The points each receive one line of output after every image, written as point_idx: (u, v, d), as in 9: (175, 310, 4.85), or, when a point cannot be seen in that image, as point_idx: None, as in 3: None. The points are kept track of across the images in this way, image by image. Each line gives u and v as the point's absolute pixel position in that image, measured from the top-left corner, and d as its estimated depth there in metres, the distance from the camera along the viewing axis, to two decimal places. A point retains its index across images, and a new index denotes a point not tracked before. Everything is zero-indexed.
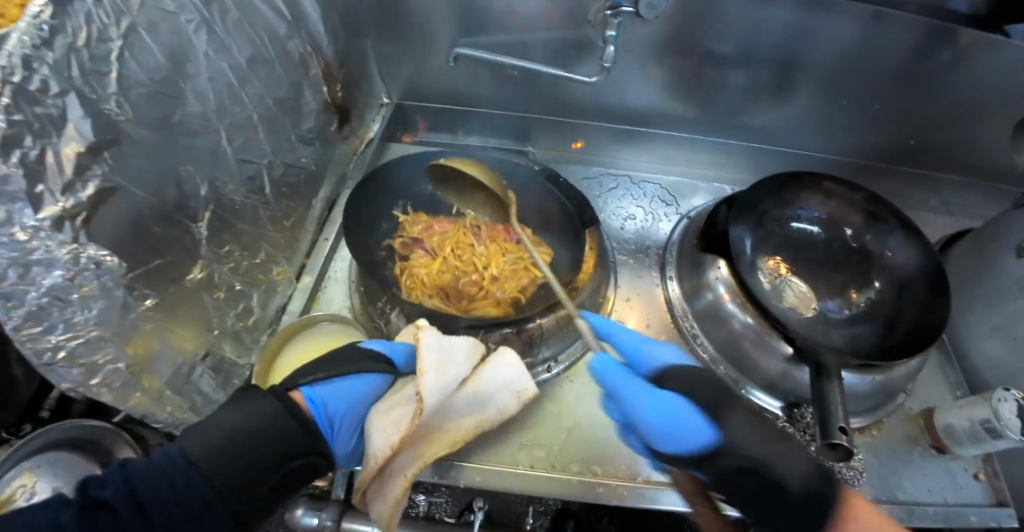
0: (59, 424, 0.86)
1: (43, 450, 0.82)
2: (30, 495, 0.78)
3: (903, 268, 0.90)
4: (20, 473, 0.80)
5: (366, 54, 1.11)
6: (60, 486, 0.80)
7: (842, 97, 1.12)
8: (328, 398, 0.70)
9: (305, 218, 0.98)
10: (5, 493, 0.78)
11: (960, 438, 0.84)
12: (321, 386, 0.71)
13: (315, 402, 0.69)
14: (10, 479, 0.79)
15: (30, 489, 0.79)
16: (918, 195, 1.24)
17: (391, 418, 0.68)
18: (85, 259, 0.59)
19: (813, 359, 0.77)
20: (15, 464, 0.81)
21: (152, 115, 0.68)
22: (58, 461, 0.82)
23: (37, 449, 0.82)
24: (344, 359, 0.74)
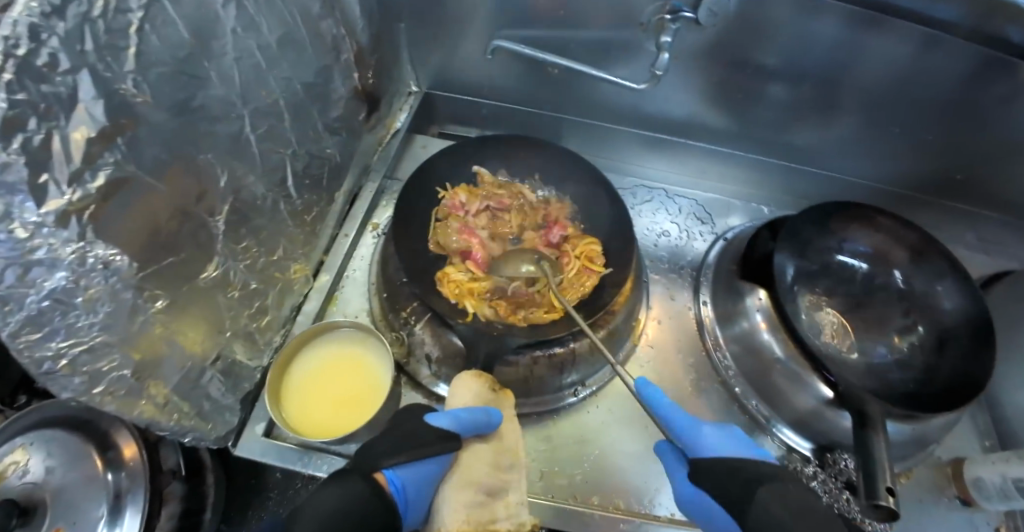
0: (54, 402, 0.90)
1: (37, 427, 0.88)
2: (22, 473, 0.85)
3: (949, 315, 0.87)
4: (13, 450, 0.86)
5: (399, 38, 1.04)
6: (53, 465, 0.87)
7: (894, 124, 1.05)
8: (409, 481, 0.62)
9: (326, 212, 0.92)
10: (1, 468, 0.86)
11: (989, 492, 0.81)
12: (404, 467, 0.62)
13: (398, 487, 0.61)
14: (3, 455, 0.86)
15: (22, 467, 0.86)
16: (954, 229, 1.19)
17: (469, 504, 0.64)
18: (92, 260, 0.54)
19: (857, 408, 0.76)
20: (9, 440, 0.87)
21: (172, 97, 0.61)
22: (52, 440, 0.88)
23: (32, 426, 0.88)
24: (416, 431, 0.64)
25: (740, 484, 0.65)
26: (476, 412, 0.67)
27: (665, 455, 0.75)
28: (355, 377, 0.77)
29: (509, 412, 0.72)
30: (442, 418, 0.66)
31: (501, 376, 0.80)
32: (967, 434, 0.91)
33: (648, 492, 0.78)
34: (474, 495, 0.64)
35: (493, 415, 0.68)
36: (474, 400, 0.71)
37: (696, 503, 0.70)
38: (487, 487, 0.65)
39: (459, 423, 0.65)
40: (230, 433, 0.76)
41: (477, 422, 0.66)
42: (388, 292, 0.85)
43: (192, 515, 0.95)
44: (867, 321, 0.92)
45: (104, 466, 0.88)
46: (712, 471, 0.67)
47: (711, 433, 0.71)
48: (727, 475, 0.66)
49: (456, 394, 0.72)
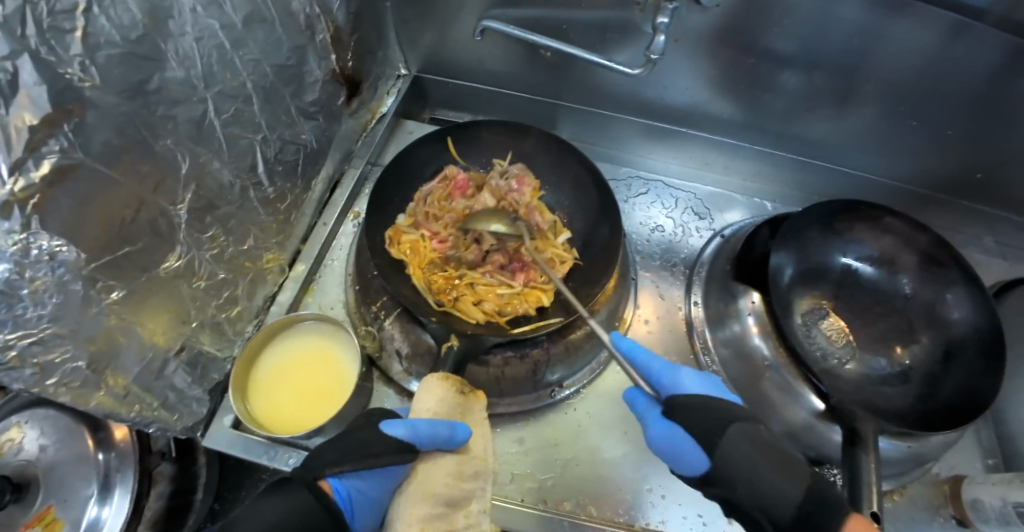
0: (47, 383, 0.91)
1: (32, 406, 0.89)
2: (17, 450, 0.86)
3: (956, 327, 0.81)
4: (8, 427, 0.87)
5: (384, 17, 0.99)
6: (46, 443, 0.88)
7: (912, 117, 0.98)
8: (357, 490, 0.62)
9: (303, 200, 0.89)
10: None
11: (987, 515, 0.76)
12: (350, 477, 0.62)
13: (343, 495, 0.61)
14: None
15: (17, 444, 0.86)
16: (973, 232, 1.11)
17: (425, 516, 0.63)
18: (37, 251, 0.53)
19: (847, 423, 0.71)
20: (4, 417, 0.87)
21: (124, 81, 0.58)
22: (46, 418, 0.89)
23: (28, 405, 0.89)
24: (369, 438, 0.63)
25: (716, 426, 0.63)
26: (437, 424, 0.64)
27: (636, 404, 0.72)
28: (322, 371, 0.76)
29: (477, 416, 0.70)
30: (398, 427, 0.63)
31: (473, 376, 0.78)
32: (967, 451, 0.85)
33: (620, 501, 0.75)
34: (432, 507, 0.63)
35: (456, 431, 0.65)
36: (440, 406, 0.68)
37: (669, 440, 0.66)
38: (446, 499, 0.64)
39: (415, 434, 0.63)
40: (198, 423, 0.75)
41: (436, 436, 0.64)
42: (360, 284, 0.83)
43: (183, 495, 0.95)
44: (870, 328, 0.86)
45: (95, 446, 0.89)
46: (699, 409, 0.65)
47: (689, 377, 0.71)
48: (699, 406, 0.65)
49: (421, 398, 0.69)
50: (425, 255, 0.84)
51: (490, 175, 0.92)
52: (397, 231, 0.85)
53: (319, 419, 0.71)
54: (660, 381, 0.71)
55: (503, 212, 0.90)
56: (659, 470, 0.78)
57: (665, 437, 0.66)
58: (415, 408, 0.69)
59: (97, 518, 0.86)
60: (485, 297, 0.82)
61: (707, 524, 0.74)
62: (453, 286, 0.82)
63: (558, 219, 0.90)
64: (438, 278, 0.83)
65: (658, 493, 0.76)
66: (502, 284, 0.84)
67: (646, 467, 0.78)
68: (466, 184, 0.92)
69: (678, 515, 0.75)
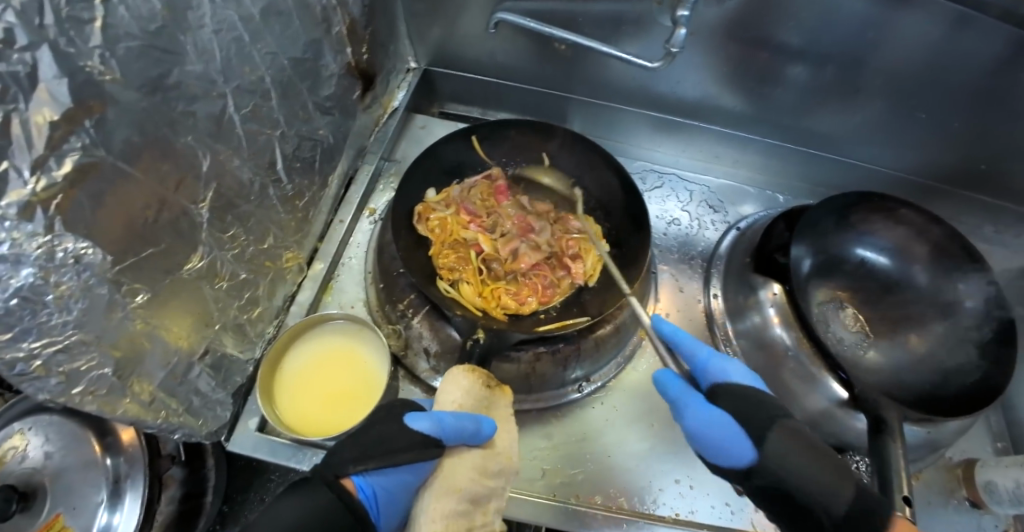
0: None
1: (36, 412, 0.86)
2: (21, 458, 0.82)
3: (968, 315, 0.83)
4: (11, 435, 0.83)
5: (396, 8, 0.97)
6: (51, 449, 0.85)
7: (920, 110, 0.99)
8: (381, 488, 0.59)
9: (319, 197, 0.87)
10: None
11: (1000, 497, 0.78)
12: (374, 475, 0.59)
13: (368, 494, 0.59)
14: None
15: (21, 452, 0.83)
16: (975, 222, 1.14)
17: (450, 513, 0.61)
18: (61, 254, 0.51)
19: (873, 412, 0.72)
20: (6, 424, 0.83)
21: (143, 76, 0.56)
22: (51, 424, 0.86)
23: (29, 411, 0.85)
24: (389, 434, 0.60)
25: (767, 419, 0.64)
26: (463, 419, 0.63)
27: (671, 387, 0.70)
28: (348, 370, 0.74)
29: (500, 411, 0.69)
30: (423, 421, 0.61)
31: (500, 371, 0.78)
32: (977, 435, 0.88)
33: (650, 493, 0.76)
34: (457, 503, 0.61)
35: (483, 424, 0.63)
36: (465, 398, 0.67)
37: (710, 425, 0.65)
38: (470, 494, 0.62)
39: (442, 428, 0.61)
40: (222, 427, 0.73)
41: (462, 430, 0.62)
42: (383, 282, 0.81)
43: (194, 498, 0.93)
44: (884, 318, 0.88)
45: (103, 451, 0.86)
46: (744, 400, 0.67)
47: (737, 369, 0.71)
48: (755, 403, 0.67)
49: (446, 390, 0.67)
50: (451, 235, 0.85)
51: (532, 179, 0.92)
52: (426, 207, 0.85)
53: (352, 420, 0.69)
54: (706, 368, 0.72)
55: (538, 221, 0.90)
56: (685, 461, 0.79)
57: (707, 423, 0.65)
58: (439, 400, 0.67)
59: (108, 523, 0.83)
60: (502, 297, 0.81)
61: (735, 513, 0.75)
62: (469, 279, 0.83)
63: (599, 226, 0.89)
64: (460, 269, 0.84)
65: (685, 484, 0.77)
66: (519, 288, 0.84)
67: (673, 456, 0.79)
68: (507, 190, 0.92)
69: (706, 505, 0.75)
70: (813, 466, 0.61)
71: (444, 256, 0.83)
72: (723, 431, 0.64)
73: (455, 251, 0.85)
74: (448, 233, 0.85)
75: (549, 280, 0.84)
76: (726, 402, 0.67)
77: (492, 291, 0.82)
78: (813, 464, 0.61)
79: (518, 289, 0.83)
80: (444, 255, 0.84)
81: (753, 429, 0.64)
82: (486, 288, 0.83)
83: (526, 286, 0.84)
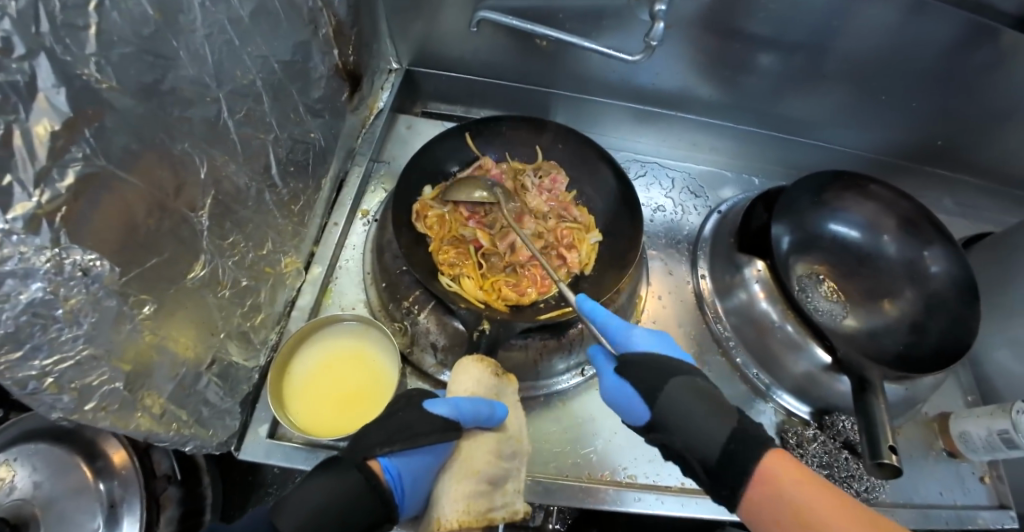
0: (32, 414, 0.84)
1: (21, 441, 0.82)
2: (9, 490, 0.80)
3: (937, 279, 0.90)
4: None
5: (377, 9, 0.97)
6: (40, 479, 0.82)
7: (882, 93, 1.06)
8: (405, 470, 0.57)
9: (314, 200, 0.86)
10: None
11: (976, 445, 0.85)
12: (400, 457, 0.57)
13: (393, 476, 0.57)
14: None
15: (8, 484, 0.80)
16: (933, 195, 1.23)
17: (470, 493, 0.58)
18: (69, 267, 0.50)
19: (857, 373, 0.77)
20: None
21: (140, 82, 0.55)
22: (38, 453, 0.83)
23: (14, 440, 0.82)
24: (413, 419, 0.58)
25: (657, 383, 0.64)
26: (479, 403, 0.61)
27: (598, 360, 0.73)
28: (359, 369, 0.74)
29: (511, 398, 0.67)
30: (442, 406, 0.59)
31: (508, 359, 0.79)
32: (951, 391, 0.95)
33: (660, 466, 0.79)
34: (476, 484, 0.58)
35: (497, 408, 0.61)
36: (478, 387, 0.65)
37: (620, 393, 0.68)
38: (490, 476, 0.59)
39: (459, 412, 0.59)
40: (232, 436, 0.72)
41: (479, 414, 0.60)
42: (385, 281, 0.81)
43: (193, 517, 0.88)
44: (861, 288, 0.94)
45: (94, 476, 0.83)
46: (637, 366, 0.66)
47: (641, 337, 0.70)
48: (643, 365, 0.66)
49: (460, 380, 0.66)
50: (450, 230, 0.86)
51: (525, 170, 0.94)
52: (424, 205, 0.86)
53: (366, 419, 0.70)
54: (614, 338, 0.71)
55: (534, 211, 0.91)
56: None
57: (617, 391, 0.68)
58: (453, 390, 0.65)
59: None
60: (503, 288, 0.83)
61: None
62: (472, 273, 0.84)
63: (592, 215, 0.92)
64: (461, 263, 0.85)
65: None
66: (519, 278, 0.85)
67: None
68: (502, 178, 0.92)
69: None
70: (702, 424, 0.60)
71: (444, 252, 0.85)
72: (626, 398, 0.67)
73: (455, 247, 0.86)
74: (447, 229, 0.86)
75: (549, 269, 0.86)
76: (625, 369, 0.67)
77: (493, 283, 0.84)
78: (705, 419, 0.61)
79: (518, 281, 0.85)
80: (444, 251, 0.85)
81: (647, 394, 0.64)
82: (488, 281, 0.84)
83: (526, 277, 0.85)
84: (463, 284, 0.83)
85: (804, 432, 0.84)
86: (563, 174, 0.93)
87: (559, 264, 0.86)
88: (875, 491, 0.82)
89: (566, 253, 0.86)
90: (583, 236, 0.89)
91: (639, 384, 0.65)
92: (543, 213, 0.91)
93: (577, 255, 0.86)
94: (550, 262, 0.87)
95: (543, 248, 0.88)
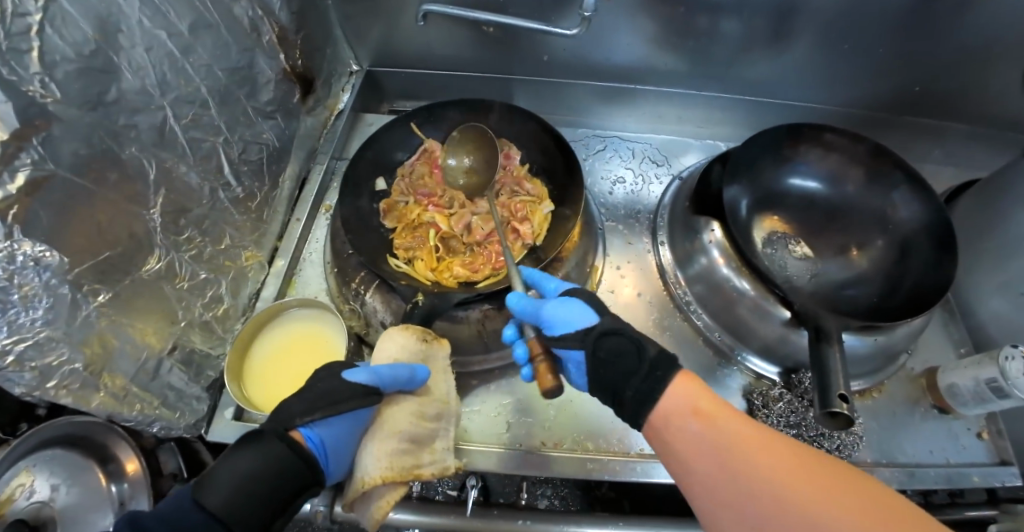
0: (51, 422, 0.82)
1: (38, 449, 0.81)
2: (29, 494, 0.79)
3: (907, 225, 0.86)
4: (17, 473, 0.79)
5: (328, 16, 1.02)
6: (58, 483, 0.82)
7: (844, 42, 1.01)
8: (329, 437, 0.61)
9: (273, 198, 0.92)
10: (4, 492, 0.78)
11: (965, 397, 0.80)
12: (322, 425, 0.61)
13: (316, 443, 0.61)
14: (6, 479, 0.78)
15: (29, 488, 0.79)
16: (922, 147, 1.17)
17: (393, 452, 0.63)
18: (22, 258, 0.56)
19: (813, 324, 0.74)
20: (11, 464, 0.78)
21: (83, 94, 0.61)
22: (54, 458, 0.83)
23: (31, 449, 0.80)
24: (333, 388, 0.62)
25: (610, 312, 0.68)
26: (398, 367, 0.66)
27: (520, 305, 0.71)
28: (314, 349, 0.78)
29: (442, 363, 0.71)
30: (361, 373, 0.64)
31: (453, 332, 0.81)
32: (941, 345, 0.90)
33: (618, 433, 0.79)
34: (398, 443, 0.63)
35: (417, 371, 0.67)
36: (402, 353, 0.69)
37: (564, 316, 0.67)
38: (411, 435, 0.65)
39: (379, 378, 0.64)
40: (201, 419, 0.77)
41: (398, 377, 0.65)
42: (338, 266, 0.85)
43: None
44: (827, 241, 0.90)
45: (107, 479, 0.86)
46: (595, 299, 0.70)
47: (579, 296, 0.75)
48: (600, 300, 0.70)
49: (382, 347, 0.70)
50: (409, 219, 0.90)
51: (476, 150, 0.95)
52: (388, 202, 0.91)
53: None
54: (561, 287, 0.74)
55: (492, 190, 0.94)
56: None
57: (563, 318, 0.67)
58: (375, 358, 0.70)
59: None
60: (457, 266, 0.86)
61: None
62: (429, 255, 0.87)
63: (545, 187, 0.92)
64: (418, 247, 0.88)
65: None
66: (475, 255, 0.87)
67: None
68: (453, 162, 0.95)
69: None
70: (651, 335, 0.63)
71: (402, 238, 0.88)
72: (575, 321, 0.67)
73: (414, 233, 0.89)
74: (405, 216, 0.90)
75: (503, 245, 0.87)
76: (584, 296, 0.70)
77: (449, 263, 0.87)
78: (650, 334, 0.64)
79: (474, 259, 0.87)
80: (401, 237, 0.89)
81: (600, 312, 0.67)
82: (445, 261, 0.87)
83: (483, 254, 0.87)
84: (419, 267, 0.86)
85: (770, 392, 0.81)
86: (516, 149, 0.94)
87: (512, 238, 0.88)
88: (848, 448, 0.78)
89: (518, 226, 0.88)
90: (536, 208, 0.90)
91: (595, 309, 0.68)
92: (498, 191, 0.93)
93: (529, 227, 0.87)
94: (504, 237, 0.88)
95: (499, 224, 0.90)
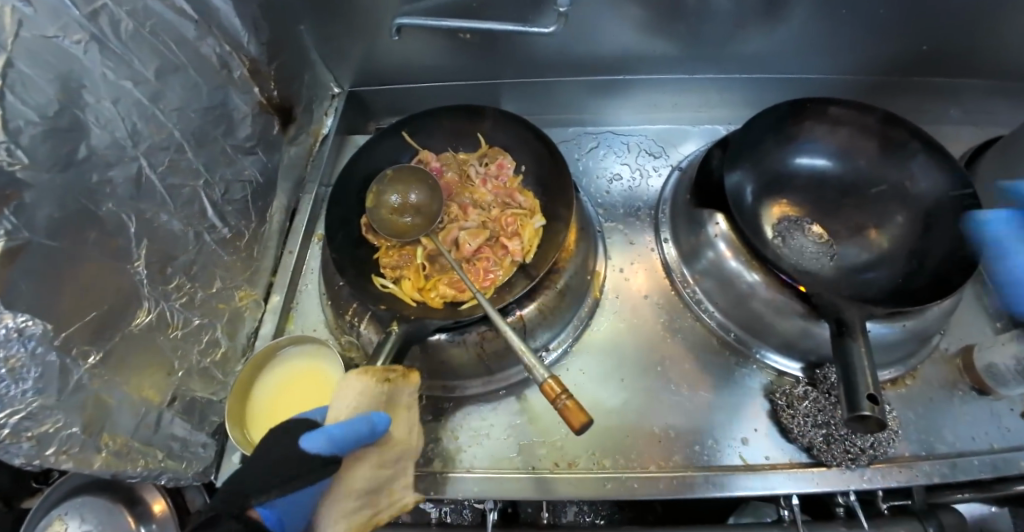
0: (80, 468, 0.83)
1: (68, 496, 0.82)
2: None
3: (927, 197, 0.81)
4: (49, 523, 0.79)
5: (302, 41, 1.00)
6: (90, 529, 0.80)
7: (843, 7, 0.94)
8: (284, 511, 0.62)
9: (262, 235, 0.91)
10: None
11: (1005, 377, 0.75)
12: (275, 503, 0.61)
13: (273, 518, 0.62)
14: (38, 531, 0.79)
15: None
16: (938, 108, 1.11)
17: (350, 513, 0.63)
18: (4, 330, 0.54)
19: (834, 316, 0.70)
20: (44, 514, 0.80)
21: (52, 155, 0.59)
22: (84, 504, 0.82)
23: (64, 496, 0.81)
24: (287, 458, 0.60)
25: None
26: (356, 424, 0.61)
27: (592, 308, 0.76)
28: (315, 387, 0.77)
29: (404, 401, 0.67)
30: (316, 439, 0.60)
31: (452, 356, 0.78)
32: (974, 320, 0.85)
33: (635, 446, 0.76)
34: (354, 503, 0.63)
35: (377, 423, 0.62)
36: (359, 401, 0.64)
37: None
38: (366, 492, 0.64)
39: (334, 442, 0.60)
40: (210, 466, 0.77)
41: (356, 435, 0.61)
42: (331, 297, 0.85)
43: None
44: (843, 220, 0.85)
45: (137, 522, 0.82)
46: None
47: None
48: None
49: (341, 394, 0.65)
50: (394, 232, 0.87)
51: (469, 160, 0.93)
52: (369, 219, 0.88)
53: None
54: None
55: (482, 202, 0.91)
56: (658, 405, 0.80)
57: None
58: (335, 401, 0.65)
59: None
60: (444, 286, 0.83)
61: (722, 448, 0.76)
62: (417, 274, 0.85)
63: (536, 199, 0.89)
64: (406, 266, 0.85)
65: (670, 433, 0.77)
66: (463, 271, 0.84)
67: (654, 411, 0.79)
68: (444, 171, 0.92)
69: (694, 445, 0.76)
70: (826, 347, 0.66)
71: (388, 256, 0.86)
72: None
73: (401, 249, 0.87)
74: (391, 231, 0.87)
75: (491, 262, 0.84)
76: None
77: (437, 281, 0.84)
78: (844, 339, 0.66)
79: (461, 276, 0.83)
80: (388, 255, 0.86)
81: None
82: (432, 279, 0.84)
83: (470, 271, 0.84)
84: (405, 287, 0.84)
85: (794, 391, 0.76)
86: (509, 159, 0.92)
87: (501, 254, 0.85)
88: (882, 446, 0.71)
89: (510, 240, 0.84)
90: (528, 220, 0.86)
91: None
92: (489, 203, 0.90)
93: (519, 241, 0.84)
94: (494, 253, 0.85)
95: (489, 239, 0.87)
